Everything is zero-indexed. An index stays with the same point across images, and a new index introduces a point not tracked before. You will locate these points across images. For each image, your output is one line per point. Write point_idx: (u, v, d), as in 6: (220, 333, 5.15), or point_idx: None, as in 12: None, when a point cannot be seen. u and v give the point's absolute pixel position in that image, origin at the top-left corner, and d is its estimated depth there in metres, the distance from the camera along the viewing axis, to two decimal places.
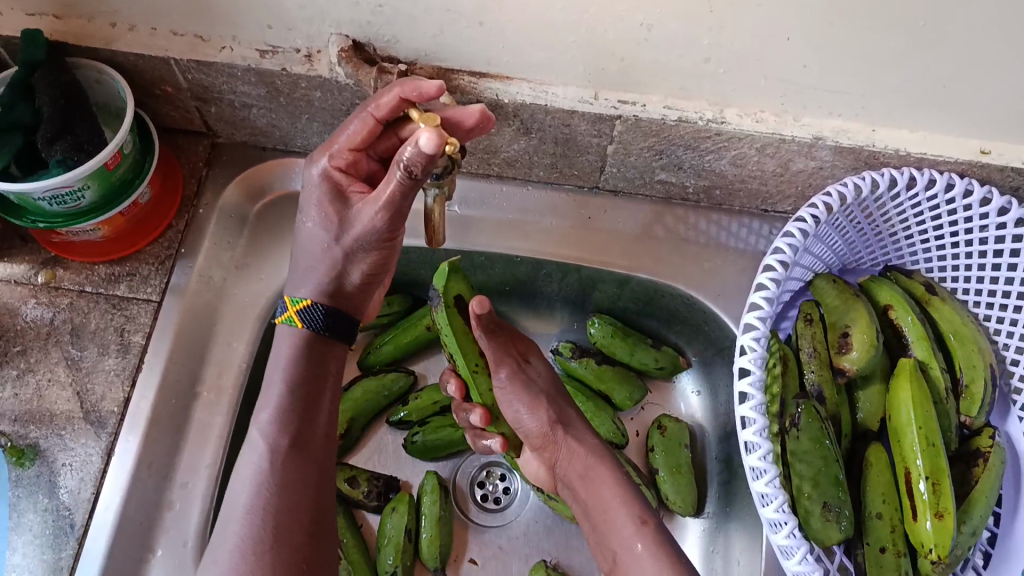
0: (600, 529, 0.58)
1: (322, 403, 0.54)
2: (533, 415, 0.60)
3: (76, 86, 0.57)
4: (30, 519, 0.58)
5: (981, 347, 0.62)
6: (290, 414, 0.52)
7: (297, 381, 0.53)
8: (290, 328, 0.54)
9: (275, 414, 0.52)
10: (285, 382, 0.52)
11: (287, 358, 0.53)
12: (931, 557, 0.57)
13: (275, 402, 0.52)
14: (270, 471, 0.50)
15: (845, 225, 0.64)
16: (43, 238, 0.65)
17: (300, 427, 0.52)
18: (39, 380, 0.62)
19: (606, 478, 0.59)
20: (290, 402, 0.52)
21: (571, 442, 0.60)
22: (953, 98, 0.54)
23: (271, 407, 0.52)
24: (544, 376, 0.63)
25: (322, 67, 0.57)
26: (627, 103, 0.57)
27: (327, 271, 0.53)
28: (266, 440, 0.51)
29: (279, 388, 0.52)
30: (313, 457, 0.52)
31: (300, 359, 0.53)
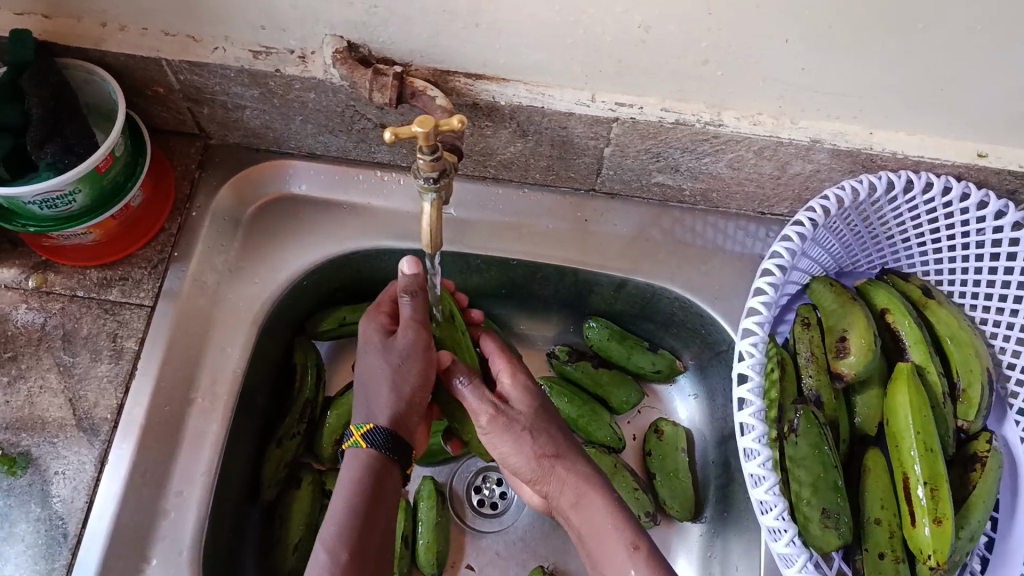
0: (596, 560, 0.54)
1: (379, 528, 0.52)
2: (519, 453, 0.57)
3: (65, 88, 0.56)
4: (23, 529, 0.57)
5: (978, 350, 0.62)
6: (355, 530, 0.50)
7: (361, 499, 0.51)
8: (358, 451, 0.54)
9: (337, 533, 0.50)
10: (348, 499, 0.51)
11: (353, 479, 0.52)
12: (930, 562, 0.56)
13: (340, 516, 0.51)
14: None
15: (841, 227, 0.64)
16: (34, 243, 0.64)
17: (361, 547, 0.50)
18: (31, 387, 0.61)
19: (600, 508, 0.55)
20: (352, 524, 0.50)
21: (560, 472, 0.57)
22: (950, 101, 0.54)
23: (336, 522, 0.51)
24: (531, 408, 0.58)
25: (316, 69, 0.57)
26: (625, 106, 0.57)
27: (386, 391, 0.55)
28: (328, 555, 0.49)
29: (343, 506, 0.51)
30: (370, 571, 0.50)
31: (362, 477, 0.52)
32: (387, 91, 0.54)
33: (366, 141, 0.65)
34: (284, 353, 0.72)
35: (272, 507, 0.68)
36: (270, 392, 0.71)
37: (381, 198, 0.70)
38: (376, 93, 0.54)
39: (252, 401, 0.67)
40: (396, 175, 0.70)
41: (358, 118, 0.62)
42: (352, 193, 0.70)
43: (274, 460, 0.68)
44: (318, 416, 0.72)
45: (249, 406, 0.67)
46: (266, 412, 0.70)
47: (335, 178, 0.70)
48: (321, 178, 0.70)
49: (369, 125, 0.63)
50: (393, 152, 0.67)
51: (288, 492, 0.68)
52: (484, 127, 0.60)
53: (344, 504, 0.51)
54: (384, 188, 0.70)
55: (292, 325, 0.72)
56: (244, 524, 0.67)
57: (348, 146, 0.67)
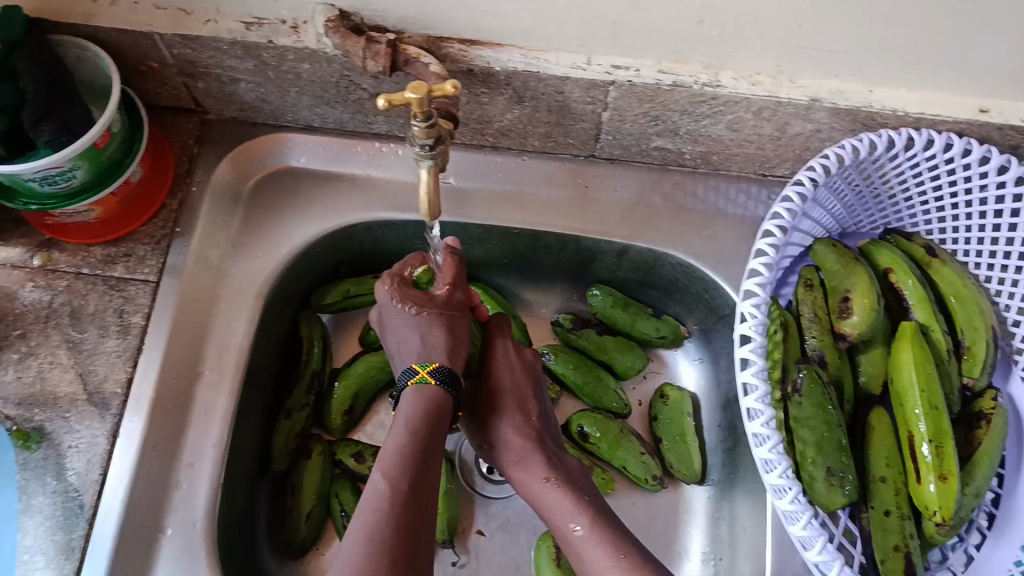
0: (562, 544, 0.57)
1: (433, 462, 0.54)
2: (507, 422, 0.62)
3: (58, 64, 0.56)
4: (40, 502, 0.58)
5: (983, 308, 0.62)
6: (412, 470, 0.52)
7: (421, 438, 0.54)
8: (424, 388, 0.56)
9: (395, 464, 0.52)
10: (404, 437, 0.53)
11: (414, 416, 0.55)
12: (936, 519, 0.57)
13: (400, 452, 0.53)
14: (388, 511, 0.49)
15: (844, 188, 0.64)
16: (39, 221, 0.65)
17: (419, 475, 0.52)
18: (41, 363, 0.62)
19: (541, 475, 0.59)
20: (406, 460, 0.52)
21: (512, 442, 0.61)
22: (950, 55, 0.53)
23: (393, 453, 0.53)
24: (525, 363, 0.65)
25: (309, 39, 0.56)
26: (621, 69, 0.56)
27: (435, 337, 0.58)
28: (387, 483, 0.51)
29: (400, 437, 0.53)
30: (423, 508, 0.51)
31: (422, 419, 0.54)
32: (381, 59, 0.54)
33: (363, 111, 0.65)
34: (290, 327, 0.73)
35: (283, 478, 0.69)
36: (277, 365, 0.71)
37: (380, 170, 0.70)
38: (370, 61, 0.54)
39: (259, 374, 0.68)
40: (393, 145, 0.70)
41: (354, 88, 0.61)
42: (352, 165, 0.70)
43: (284, 431, 0.68)
44: (326, 386, 0.73)
45: (257, 379, 0.68)
46: (274, 385, 0.71)
47: (334, 150, 0.70)
48: (320, 151, 0.70)
49: (364, 95, 0.62)
50: (390, 122, 0.67)
51: (299, 463, 0.69)
52: (480, 94, 0.60)
53: (406, 440, 0.53)
54: (382, 159, 0.70)
55: (297, 299, 0.73)
56: (256, 495, 0.68)
57: (345, 117, 0.67)
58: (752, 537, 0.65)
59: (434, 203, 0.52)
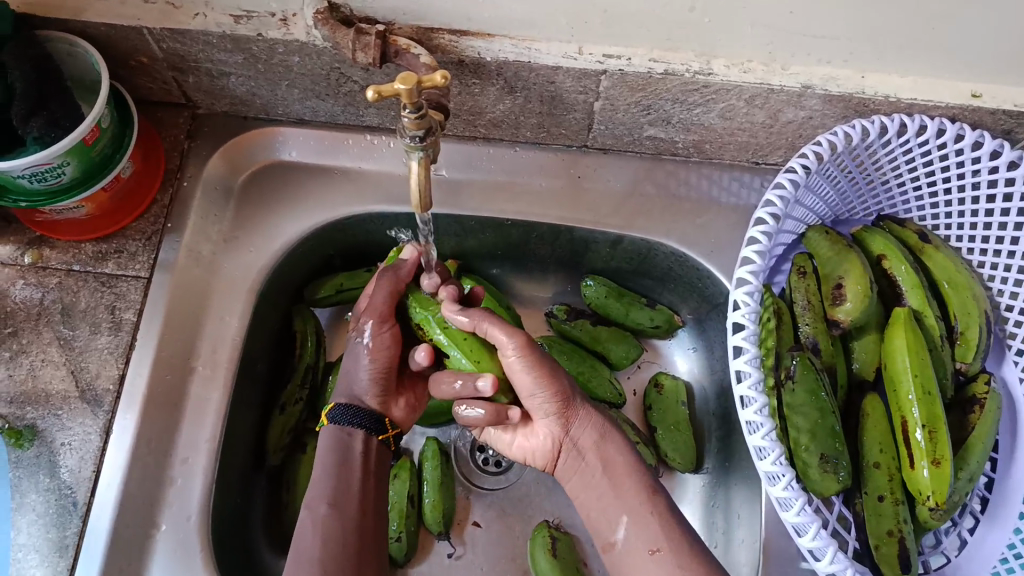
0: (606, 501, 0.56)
1: (357, 485, 0.55)
2: (541, 390, 0.55)
3: (48, 60, 0.56)
4: (33, 499, 0.58)
5: (976, 293, 0.62)
6: (335, 498, 0.54)
7: (334, 465, 0.55)
8: (325, 428, 0.57)
9: (316, 496, 0.54)
10: (325, 466, 0.55)
11: (324, 446, 0.56)
12: (929, 503, 0.57)
13: (317, 484, 0.55)
14: (317, 551, 0.51)
15: (836, 174, 0.63)
16: (28, 217, 0.64)
17: (342, 506, 0.54)
18: (33, 361, 0.62)
19: (618, 447, 0.58)
20: (329, 488, 0.54)
21: (588, 410, 0.58)
22: (942, 40, 0.53)
23: (313, 485, 0.55)
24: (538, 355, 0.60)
25: (298, 31, 0.56)
26: (613, 57, 0.56)
27: (347, 359, 0.59)
28: (310, 517, 0.53)
29: (319, 470, 0.55)
30: (350, 537, 0.53)
31: (333, 448, 0.56)
32: (371, 51, 0.53)
33: (354, 104, 0.65)
34: (283, 321, 0.72)
35: (278, 472, 0.69)
36: (271, 360, 0.71)
37: (372, 162, 0.70)
38: (359, 53, 0.54)
39: (253, 368, 0.68)
40: (385, 138, 0.70)
41: (344, 81, 0.61)
42: (344, 158, 0.70)
43: (279, 426, 0.68)
44: (321, 380, 0.73)
45: (250, 374, 0.68)
46: (268, 380, 0.71)
47: (325, 144, 0.70)
48: (311, 144, 0.70)
49: (355, 87, 0.62)
50: (381, 115, 0.67)
51: (293, 457, 0.69)
52: (471, 85, 0.60)
53: (321, 471, 0.55)
54: (375, 151, 0.70)
55: (290, 293, 0.72)
56: (252, 490, 0.68)
57: (336, 110, 0.67)
58: (747, 523, 0.65)
59: (426, 194, 0.51)
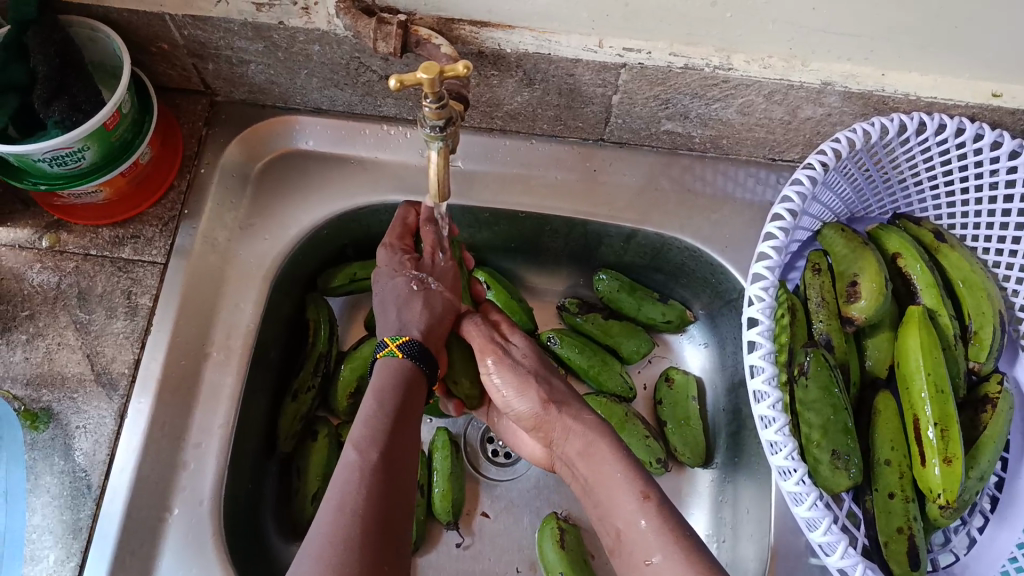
0: (604, 506, 0.53)
1: (406, 433, 0.52)
2: (524, 397, 0.59)
3: (70, 45, 0.56)
4: (48, 481, 0.58)
5: (990, 293, 0.62)
6: (386, 440, 0.50)
7: (391, 405, 0.52)
8: (392, 360, 0.55)
9: (366, 434, 0.50)
10: (382, 405, 0.52)
11: (383, 384, 0.54)
12: (940, 501, 0.57)
13: (372, 421, 0.51)
14: (360, 480, 0.47)
15: (854, 173, 0.63)
16: (45, 202, 0.64)
17: (390, 448, 0.50)
18: (49, 344, 0.62)
19: (607, 451, 0.54)
20: (381, 428, 0.51)
21: (566, 421, 0.57)
22: (963, 39, 0.53)
23: (364, 424, 0.51)
24: (530, 355, 0.61)
25: (319, 20, 0.56)
26: (633, 51, 0.56)
27: (416, 306, 0.59)
28: (357, 455, 0.49)
29: (374, 408, 0.52)
30: (395, 484, 0.49)
31: (393, 389, 0.53)
32: (392, 40, 0.53)
33: (373, 94, 0.65)
34: (296, 309, 0.73)
35: (289, 460, 0.69)
36: (283, 347, 0.71)
37: (388, 152, 0.70)
38: (380, 41, 0.54)
39: (266, 355, 0.68)
40: (402, 128, 0.70)
41: (363, 70, 0.61)
42: (360, 147, 0.70)
43: (291, 414, 0.69)
44: (333, 368, 0.73)
45: (264, 361, 0.68)
46: (280, 368, 0.71)
47: (341, 134, 0.70)
48: (327, 134, 0.70)
49: (374, 77, 0.62)
50: (399, 105, 0.67)
51: (305, 445, 0.69)
52: (490, 76, 0.60)
53: (379, 408, 0.52)
54: (391, 141, 0.70)
55: (304, 281, 0.73)
56: (263, 476, 0.68)
57: (353, 100, 0.67)
58: (755, 519, 0.65)
59: (442, 181, 0.51)
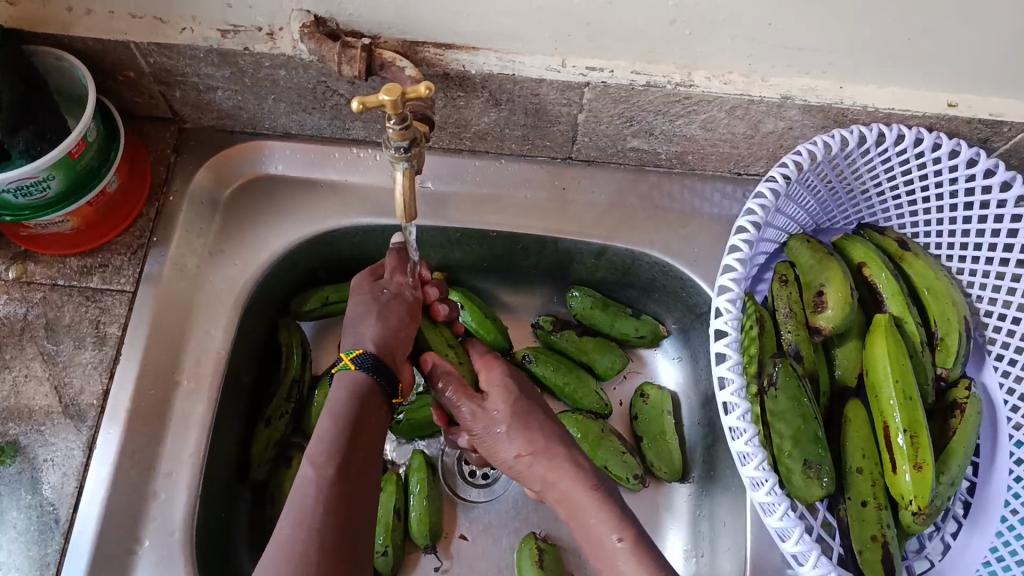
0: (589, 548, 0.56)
1: (365, 446, 0.53)
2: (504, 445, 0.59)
3: (34, 74, 0.56)
4: (14, 516, 0.57)
5: (955, 301, 0.63)
6: (346, 457, 0.51)
7: (349, 420, 0.53)
8: (347, 374, 0.56)
9: (324, 450, 0.51)
10: (337, 416, 0.53)
11: (343, 398, 0.54)
12: (912, 508, 0.58)
13: (326, 439, 0.52)
14: (317, 497, 0.49)
15: (816, 184, 0.64)
16: (13, 233, 0.64)
17: (350, 462, 0.51)
18: (16, 376, 0.61)
19: (579, 490, 0.56)
20: (342, 442, 0.52)
21: (539, 462, 0.58)
22: (916, 51, 0.54)
23: (319, 439, 0.52)
24: (506, 393, 0.62)
25: (284, 45, 0.56)
26: (596, 70, 0.57)
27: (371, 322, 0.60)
28: (315, 469, 0.50)
29: (333, 422, 0.53)
30: (348, 493, 0.50)
31: (349, 399, 0.54)
32: (356, 64, 0.54)
33: (341, 117, 0.65)
34: (269, 335, 0.72)
35: (263, 487, 0.69)
36: (256, 373, 0.71)
37: (358, 175, 0.70)
38: (345, 66, 0.54)
39: (237, 382, 0.68)
40: (372, 152, 0.70)
41: (330, 94, 0.62)
42: (330, 171, 0.70)
43: (264, 440, 0.68)
44: (306, 394, 0.72)
45: (236, 387, 0.68)
46: (253, 394, 0.70)
47: (311, 158, 0.70)
48: (297, 158, 0.70)
49: (341, 100, 0.62)
50: (367, 128, 0.67)
51: (279, 471, 0.68)
52: (457, 98, 0.60)
53: (334, 425, 0.52)
54: (361, 164, 0.70)
55: (275, 306, 0.72)
56: (236, 505, 0.67)
57: (322, 124, 0.67)
58: (732, 532, 0.65)
59: (409, 204, 0.51)
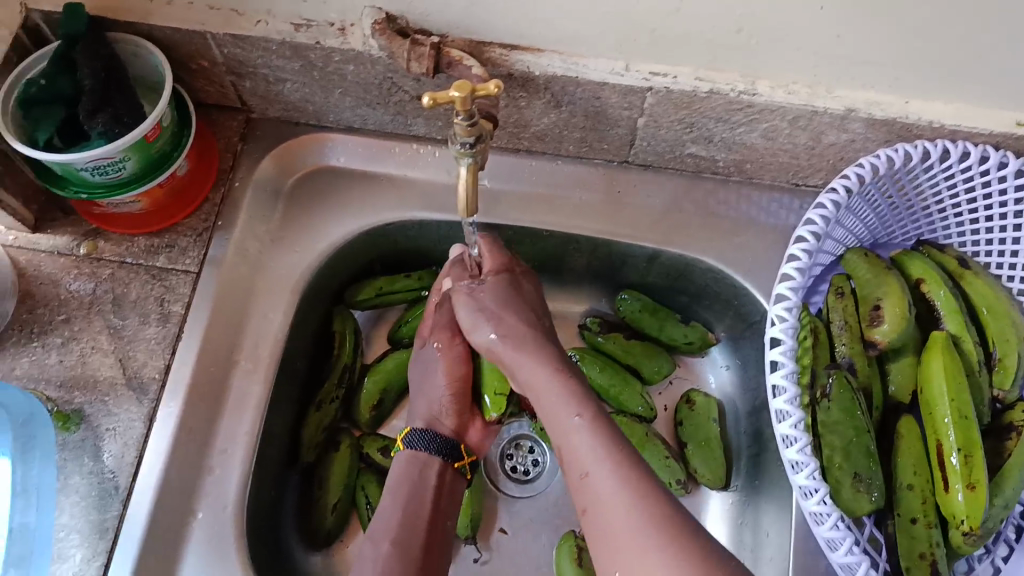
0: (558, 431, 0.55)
1: (426, 514, 0.60)
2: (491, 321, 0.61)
3: (115, 60, 0.59)
4: (77, 482, 0.60)
5: (1015, 321, 0.62)
6: (400, 532, 0.58)
7: (403, 493, 0.60)
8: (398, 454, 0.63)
9: (380, 526, 0.59)
10: (396, 493, 0.60)
11: (399, 472, 0.62)
12: (963, 528, 0.57)
13: (386, 515, 0.60)
14: None
15: (877, 198, 0.64)
16: (84, 210, 0.67)
17: (403, 542, 0.58)
18: (83, 348, 0.64)
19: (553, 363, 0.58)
20: (396, 515, 0.59)
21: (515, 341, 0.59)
22: (988, 68, 0.54)
23: (380, 516, 0.60)
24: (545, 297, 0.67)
25: (355, 40, 0.58)
26: (659, 75, 0.57)
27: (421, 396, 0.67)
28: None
29: (393, 487, 0.61)
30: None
31: (406, 465, 0.62)
32: (424, 61, 0.56)
33: (403, 113, 0.67)
34: (323, 322, 0.74)
35: (311, 470, 0.70)
36: (309, 357, 0.73)
37: (416, 170, 0.72)
38: (414, 62, 0.56)
39: (291, 366, 0.70)
40: (430, 147, 0.71)
41: (395, 90, 0.63)
42: (390, 165, 0.72)
43: (314, 424, 0.70)
44: (356, 380, 0.74)
45: (290, 372, 0.70)
46: (305, 378, 0.72)
47: (372, 151, 0.72)
48: (359, 151, 0.72)
49: (406, 97, 0.64)
50: (429, 125, 0.68)
51: (327, 455, 0.70)
52: (518, 99, 0.61)
53: (391, 501, 0.60)
54: (420, 160, 0.72)
55: (330, 295, 0.74)
56: (285, 485, 0.69)
57: (385, 119, 0.69)
58: (775, 542, 0.65)
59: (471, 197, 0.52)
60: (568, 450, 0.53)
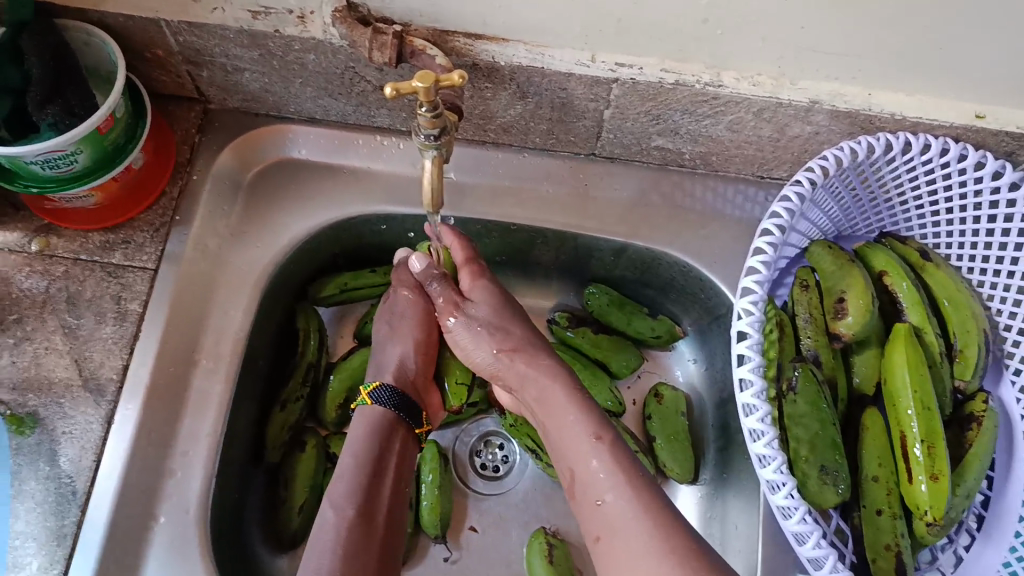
0: (571, 449, 0.55)
1: (387, 474, 0.60)
2: (486, 340, 0.63)
3: (66, 48, 0.56)
4: (32, 487, 0.58)
5: (974, 312, 0.63)
6: (362, 494, 0.58)
7: (368, 452, 0.60)
8: (366, 409, 0.63)
9: (341, 486, 0.58)
10: (358, 457, 0.60)
11: (363, 431, 0.62)
12: (926, 518, 0.57)
13: (346, 472, 0.59)
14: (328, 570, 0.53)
15: (840, 190, 0.64)
16: (36, 205, 0.65)
17: (366, 502, 0.58)
18: (36, 349, 0.62)
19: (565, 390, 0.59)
20: (358, 474, 0.59)
21: (518, 365, 0.61)
22: (948, 59, 0.54)
23: (340, 475, 0.59)
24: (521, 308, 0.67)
25: (315, 29, 0.57)
26: (625, 67, 0.57)
27: (386, 357, 0.66)
28: (335, 513, 0.57)
29: (355, 448, 0.60)
30: (373, 537, 0.57)
31: (371, 431, 0.62)
32: (387, 50, 0.54)
33: (366, 104, 0.66)
34: (287, 318, 0.73)
35: (277, 470, 0.69)
36: (272, 355, 0.71)
37: (380, 163, 0.70)
38: (376, 52, 0.55)
39: (254, 363, 0.68)
40: (395, 139, 0.70)
41: (358, 81, 0.62)
42: (352, 157, 0.71)
43: (279, 423, 0.68)
44: (321, 379, 0.73)
45: (253, 369, 0.68)
46: (269, 377, 0.71)
47: (334, 143, 0.71)
48: (320, 143, 0.70)
49: (368, 87, 0.63)
50: (392, 116, 0.67)
51: (292, 454, 0.69)
52: (484, 89, 0.60)
53: (354, 457, 0.60)
54: (384, 152, 0.70)
55: (293, 290, 0.73)
56: (249, 485, 0.68)
57: (347, 110, 0.67)
58: (744, 535, 0.65)
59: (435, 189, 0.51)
60: (583, 468, 0.54)
